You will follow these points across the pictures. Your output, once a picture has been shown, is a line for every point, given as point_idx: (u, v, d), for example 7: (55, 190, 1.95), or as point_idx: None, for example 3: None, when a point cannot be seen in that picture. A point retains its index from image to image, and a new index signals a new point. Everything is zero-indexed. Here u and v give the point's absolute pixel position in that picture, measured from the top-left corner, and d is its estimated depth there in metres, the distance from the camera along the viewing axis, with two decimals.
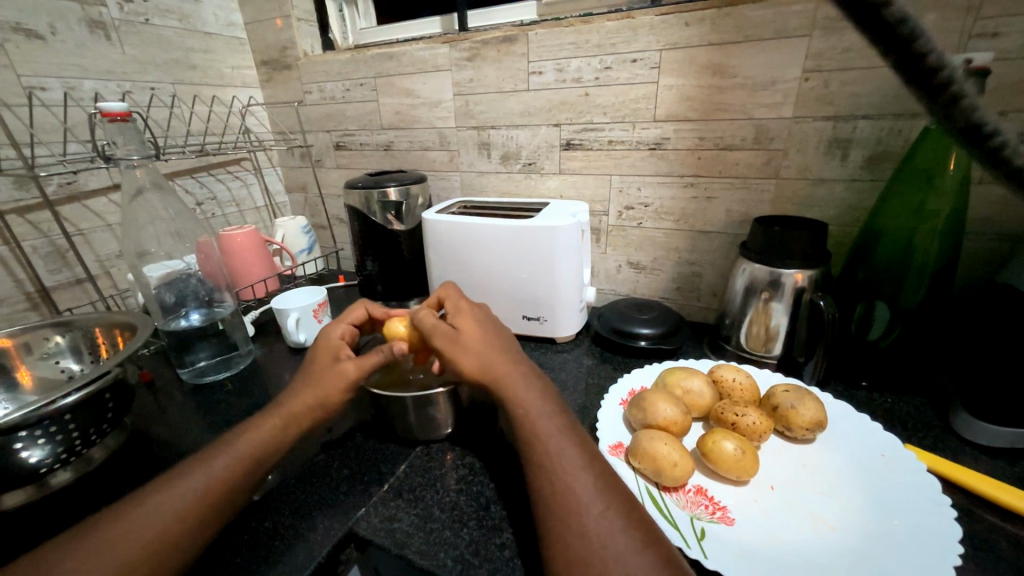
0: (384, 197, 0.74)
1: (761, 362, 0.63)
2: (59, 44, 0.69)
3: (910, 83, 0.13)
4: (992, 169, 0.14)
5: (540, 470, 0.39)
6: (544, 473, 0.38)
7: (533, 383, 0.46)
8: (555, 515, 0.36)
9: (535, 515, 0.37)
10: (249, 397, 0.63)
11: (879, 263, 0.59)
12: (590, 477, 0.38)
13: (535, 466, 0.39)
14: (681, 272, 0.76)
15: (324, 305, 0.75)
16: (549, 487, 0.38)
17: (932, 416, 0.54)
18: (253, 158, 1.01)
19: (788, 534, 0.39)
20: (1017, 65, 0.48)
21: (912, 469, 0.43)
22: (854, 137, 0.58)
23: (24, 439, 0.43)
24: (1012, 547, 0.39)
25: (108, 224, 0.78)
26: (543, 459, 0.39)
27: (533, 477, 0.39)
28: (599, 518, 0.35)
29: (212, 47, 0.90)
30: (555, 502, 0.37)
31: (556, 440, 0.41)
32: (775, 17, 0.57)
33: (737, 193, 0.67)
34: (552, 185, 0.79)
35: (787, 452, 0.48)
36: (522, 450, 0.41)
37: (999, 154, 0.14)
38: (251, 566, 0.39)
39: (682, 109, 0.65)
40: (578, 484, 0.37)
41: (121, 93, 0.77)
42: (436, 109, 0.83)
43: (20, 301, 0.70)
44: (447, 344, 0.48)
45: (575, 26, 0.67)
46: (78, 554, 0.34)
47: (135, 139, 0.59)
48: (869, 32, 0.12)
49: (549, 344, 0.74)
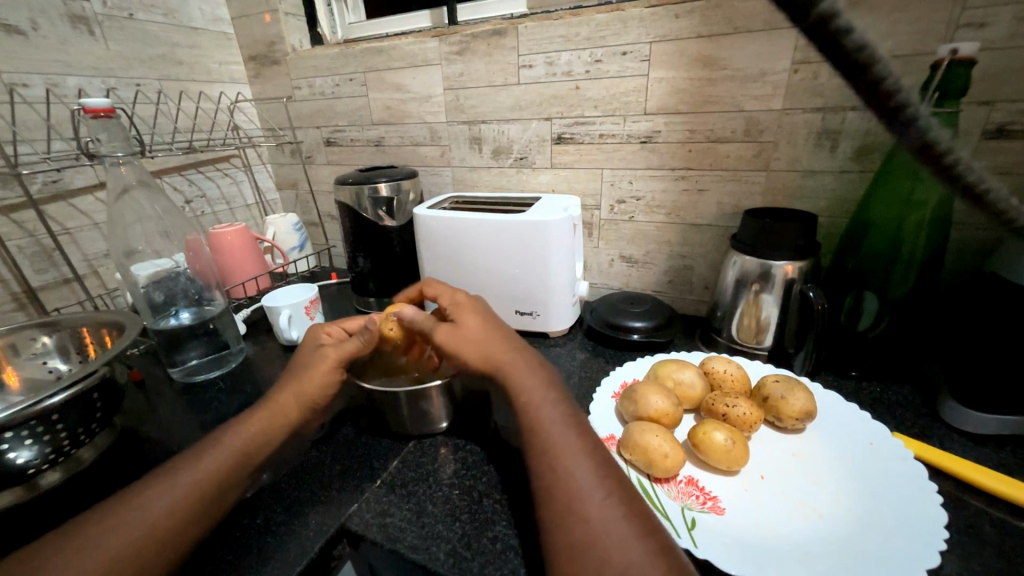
0: (374, 193, 0.74)
1: (753, 354, 0.63)
2: (41, 40, 0.68)
3: (868, 102, 0.14)
4: (895, 127, 0.15)
5: (543, 458, 0.39)
6: (547, 462, 0.39)
7: (540, 367, 0.47)
8: (558, 500, 0.36)
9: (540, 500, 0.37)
10: (241, 396, 0.63)
11: (868, 254, 0.60)
12: (594, 465, 0.38)
13: (539, 453, 0.40)
14: (673, 265, 0.76)
15: (317, 302, 0.75)
16: (551, 474, 0.38)
17: (920, 405, 0.54)
18: (242, 155, 1.00)
19: (778, 523, 0.39)
20: (1002, 55, 0.49)
21: (898, 456, 0.44)
22: (843, 128, 0.58)
23: (10, 440, 0.43)
24: (997, 532, 0.39)
25: (94, 223, 0.77)
26: (548, 445, 0.40)
27: (537, 463, 0.39)
28: (603, 504, 0.35)
29: (199, 43, 0.89)
30: (559, 489, 0.37)
31: (559, 428, 0.41)
32: (763, 9, 0.56)
33: (727, 185, 0.67)
34: (543, 180, 0.79)
35: (777, 443, 0.49)
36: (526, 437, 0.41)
37: (900, 110, 0.14)
38: (242, 563, 0.39)
39: (673, 101, 0.65)
40: (583, 471, 0.38)
41: (105, 89, 0.76)
42: (426, 103, 0.83)
43: (6, 301, 0.69)
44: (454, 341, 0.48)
45: (565, 18, 0.67)
46: (67, 552, 0.34)
47: (120, 136, 0.58)
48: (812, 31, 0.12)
49: (542, 338, 0.74)
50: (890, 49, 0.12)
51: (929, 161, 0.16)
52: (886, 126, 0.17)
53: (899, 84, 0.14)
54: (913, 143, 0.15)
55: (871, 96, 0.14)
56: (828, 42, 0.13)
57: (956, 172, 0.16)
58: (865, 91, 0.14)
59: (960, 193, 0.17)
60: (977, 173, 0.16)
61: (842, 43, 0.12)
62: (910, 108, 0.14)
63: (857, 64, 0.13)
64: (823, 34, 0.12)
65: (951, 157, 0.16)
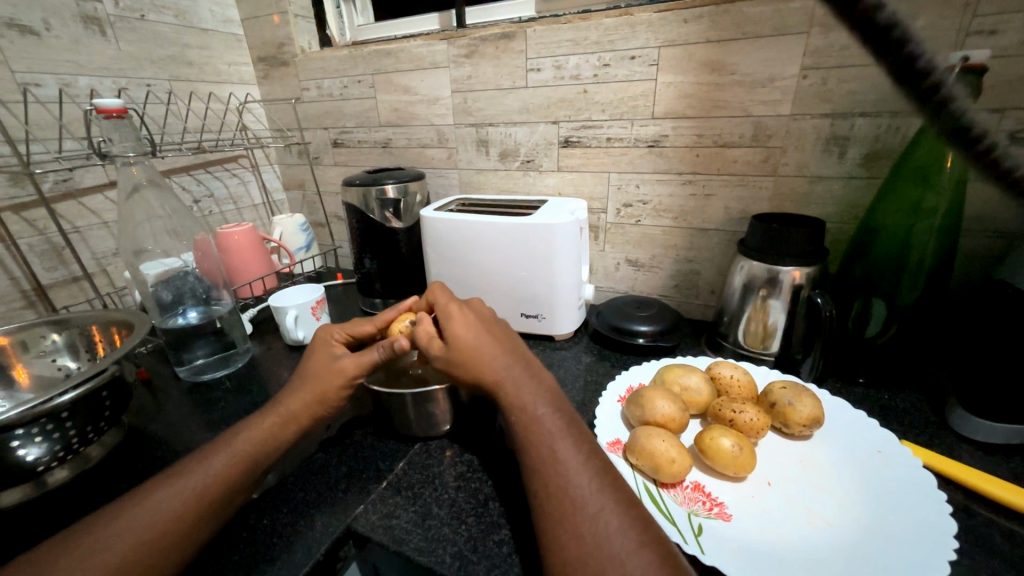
0: (382, 195, 0.74)
1: (759, 359, 0.63)
2: (53, 40, 0.69)
3: (903, 83, 0.14)
4: (931, 112, 0.15)
5: (546, 466, 0.39)
6: (550, 470, 0.39)
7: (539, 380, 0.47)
8: (562, 510, 0.36)
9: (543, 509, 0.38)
10: (248, 396, 0.63)
11: (876, 261, 0.60)
12: (597, 476, 0.38)
13: (542, 462, 0.40)
14: (679, 270, 0.76)
15: (323, 303, 0.75)
16: (554, 482, 0.38)
17: (928, 413, 0.54)
18: (250, 155, 1.00)
19: (785, 530, 0.39)
20: (1015, 62, 0.49)
21: (906, 464, 0.43)
22: (852, 134, 0.58)
23: (20, 438, 0.43)
24: (1007, 542, 0.39)
25: (103, 222, 0.78)
26: (551, 455, 0.40)
27: (541, 471, 0.39)
28: (604, 515, 0.35)
29: (209, 44, 0.90)
30: (562, 498, 0.37)
31: (563, 439, 0.41)
32: (774, 14, 0.56)
33: (735, 191, 0.67)
34: (550, 183, 0.79)
35: (784, 449, 0.48)
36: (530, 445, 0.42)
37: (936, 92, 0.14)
38: (249, 564, 0.39)
39: (681, 106, 0.65)
40: (586, 482, 0.38)
41: (116, 89, 0.77)
42: (434, 106, 0.83)
43: (16, 299, 0.69)
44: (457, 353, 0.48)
45: (574, 22, 0.67)
46: (75, 553, 0.34)
47: (131, 136, 0.58)
48: (848, 13, 0.12)
49: (547, 341, 0.74)
50: (925, 29, 0.12)
51: (965, 147, 0.16)
52: (917, 115, 0.17)
53: (934, 66, 0.14)
54: (946, 126, 0.15)
55: (906, 76, 0.14)
56: (862, 22, 0.13)
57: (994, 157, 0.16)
58: (900, 72, 0.14)
59: (996, 182, 0.17)
60: (1014, 159, 0.16)
61: (876, 20, 0.12)
62: (944, 85, 0.14)
63: (892, 42, 0.13)
64: (861, 18, 0.12)
65: (986, 143, 0.15)
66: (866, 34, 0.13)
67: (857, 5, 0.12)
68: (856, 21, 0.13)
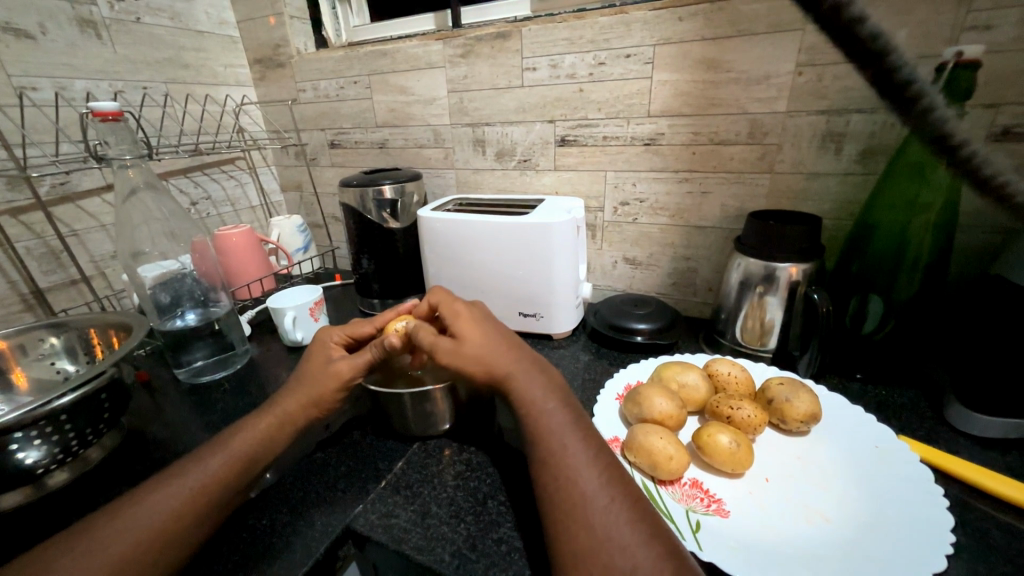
0: (379, 195, 0.75)
1: (756, 356, 0.63)
2: (49, 43, 0.69)
3: (876, 78, 0.14)
4: (914, 118, 0.15)
5: (547, 463, 0.39)
6: (552, 467, 0.39)
7: (540, 377, 0.46)
8: (563, 507, 0.36)
9: (545, 506, 0.38)
10: (247, 397, 0.63)
11: (872, 257, 0.60)
12: (598, 471, 0.38)
13: (543, 460, 0.40)
14: (677, 267, 0.76)
15: (321, 304, 0.75)
16: (554, 479, 0.38)
17: (926, 408, 0.54)
18: (247, 157, 1.00)
19: (783, 526, 0.39)
20: (1009, 57, 0.49)
21: (903, 459, 0.44)
22: (847, 130, 0.58)
23: (20, 440, 0.43)
24: (1004, 536, 0.39)
25: (101, 224, 0.78)
26: (551, 452, 0.40)
27: (542, 470, 0.39)
28: (606, 510, 0.35)
29: (204, 46, 0.90)
30: (563, 494, 0.37)
31: (563, 435, 0.41)
32: (769, 11, 0.56)
33: (731, 188, 0.67)
34: (546, 182, 0.79)
35: (782, 445, 0.48)
36: (531, 442, 0.42)
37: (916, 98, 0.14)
38: (248, 564, 0.39)
39: (677, 104, 0.65)
40: (587, 477, 0.38)
41: (112, 92, 0.77)
42: (430, 106, 0.83)
43: (14, 302, 0.69)
44: (455, 355, 0.48)
45: (569, 21, 0.67)
46: (75, 553, 0.34)
47: (127, 139, 0.58)
48: (832, 21, 0.12)
49: (545, 339, 0.75)
50: (904, 36, 0.12)
51: (944, 152, 0.16)
52: (900, 119, 0.17)
53: (914, 72, 0.14)
54: (928, 134, 0.15)
55: (887, 83, 0.14)
56: (843, 27, 0.12)
57: (974, 163, 0.16)
58: (881, 78, 0.14)
59: (975, 187, 0.17)
60: (994, 166, 0.16)
61: (857, 26, 0.12)
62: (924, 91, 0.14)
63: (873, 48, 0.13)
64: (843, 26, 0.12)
65: (966, 148, 0.15)
66: (846, 41, 0.13)
67: (839, 7, 0.12)
68: (836, 26, 0.13)
